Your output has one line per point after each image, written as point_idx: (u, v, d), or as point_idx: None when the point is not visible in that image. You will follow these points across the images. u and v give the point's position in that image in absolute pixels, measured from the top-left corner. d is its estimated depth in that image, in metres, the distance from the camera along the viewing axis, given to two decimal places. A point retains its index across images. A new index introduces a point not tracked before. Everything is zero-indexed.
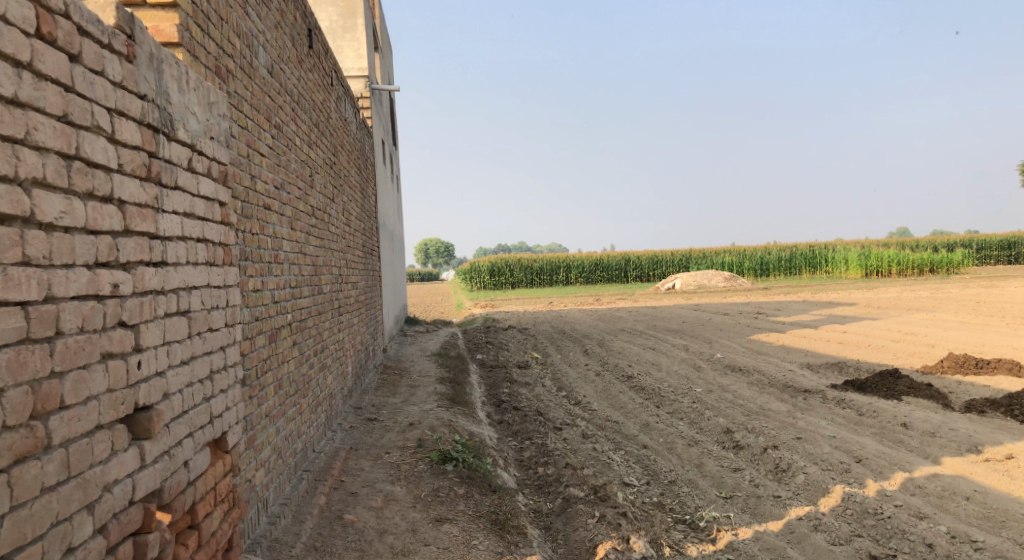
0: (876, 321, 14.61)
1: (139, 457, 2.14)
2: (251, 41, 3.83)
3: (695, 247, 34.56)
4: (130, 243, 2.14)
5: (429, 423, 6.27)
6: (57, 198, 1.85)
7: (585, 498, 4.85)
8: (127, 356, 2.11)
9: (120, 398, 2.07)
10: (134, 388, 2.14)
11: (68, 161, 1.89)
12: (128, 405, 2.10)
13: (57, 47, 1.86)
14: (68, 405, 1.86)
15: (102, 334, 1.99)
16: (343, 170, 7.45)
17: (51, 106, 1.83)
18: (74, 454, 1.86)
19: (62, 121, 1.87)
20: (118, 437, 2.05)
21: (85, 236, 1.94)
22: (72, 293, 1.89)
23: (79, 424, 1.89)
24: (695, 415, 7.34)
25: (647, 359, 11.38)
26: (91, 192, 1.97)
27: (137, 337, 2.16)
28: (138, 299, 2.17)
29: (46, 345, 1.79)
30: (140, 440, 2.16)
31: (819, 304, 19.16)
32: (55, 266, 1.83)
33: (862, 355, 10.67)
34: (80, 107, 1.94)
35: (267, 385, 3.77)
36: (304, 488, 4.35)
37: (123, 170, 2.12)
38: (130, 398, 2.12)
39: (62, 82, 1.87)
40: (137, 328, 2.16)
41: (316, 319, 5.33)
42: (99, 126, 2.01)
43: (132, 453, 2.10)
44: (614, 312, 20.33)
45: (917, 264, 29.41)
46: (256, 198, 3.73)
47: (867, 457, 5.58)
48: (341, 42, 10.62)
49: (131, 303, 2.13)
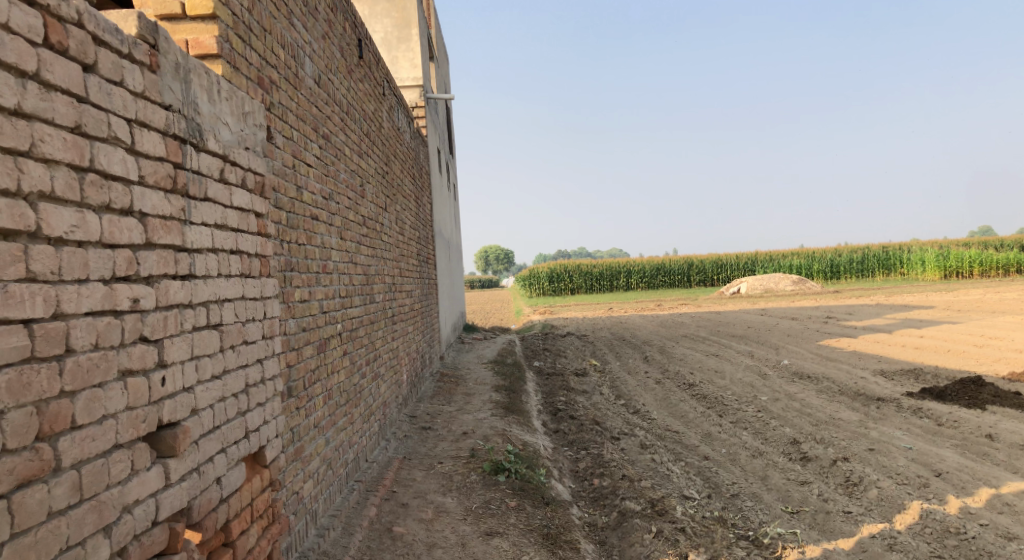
0: (957, 325, 13.75)
1: (163, 476, 2.14)
2: (297, 52, 3.86)
3: (760, 250, 33.53)
4: (152, 256, 2.15)
5: (482, 432, 6.20)
6: (68, 213, 1.85)
7: (641, 512, 4.67)
8: (149, 372, 2.11)
9: (141, 416, 2.07)
10: (158, 405, 2.14)
11: (81, 173, 1.90)
12: (150, 423, 2.10)
13: (69, 57, 1.87)
14: (81, 425, 1.85)
15: (120, 351, 2.00)
16: (396, 179, 7.51)
17: (61, 117, 1.85)
18: (87, 476, 1.85)
19: (74, 132, 1.88)
20: (140, 456, 2.05)
21: (100, 250, 1.95)
22: (85, 309, 1.89)
23: (92, 444, 1.89)
24: (760, 425, 7.03)
25: (709, 366, 11.02)
26: (107, 205, 1.98)
27: (160, 352, 2.16)
28: (161, 314, 2.17)
29: (54, 364, 1.79)
30: (164, 458, 2.16)
31: (895, 307, 18.22)
32: (66, 282, 1.84)
33: (943, 361, 10.04)
34: (95, 118, 1.95)
35: (316, 395, 3.78)
36: (355, 499, 4.35)
37: (144, 182, 2.14)
38: (153, 415, 2.12)
39: (74, 93, 1.88)
40: (160, 343, 2.17)
41: (368, 328, 5.36)
42: (117, 137, 2.03)
43: (155, 472, 2.10)
44: (676, 318, 19.85)
45: (1002, 265, 27.72)
46: (303, 208, 3.75)
47: (948, 472, 5.18)
48: (396, 52, 10.75)
49: (153, 318, 2.14)
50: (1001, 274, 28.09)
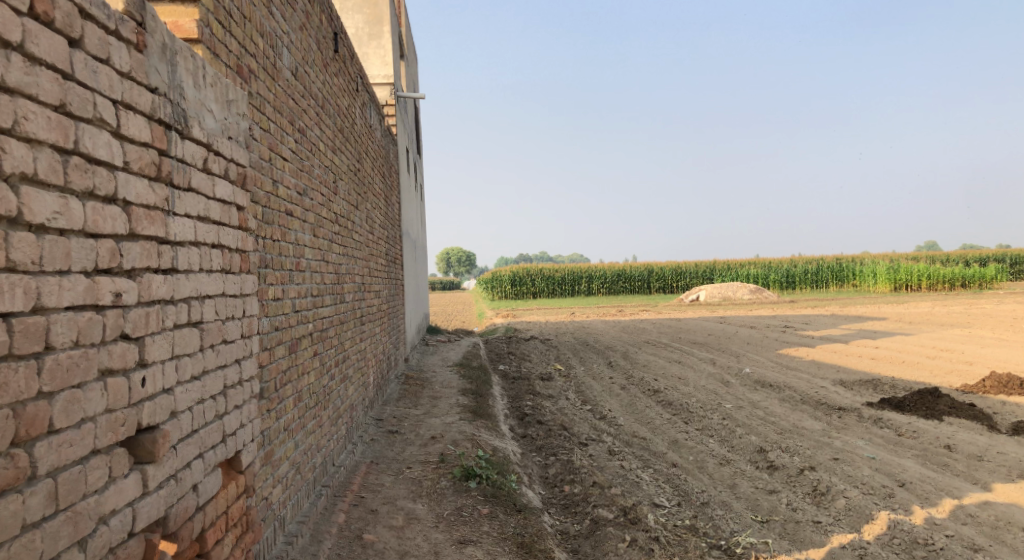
0: (909, 337, 14.15)
1: (141, 484, 2.00)
2: (275, 42, 3.71)
3: (719, 259, 34.11)
4: (135, 248, 2.01)
5: (451, 437, 6.09)
6: (50, 198, 1.71)
7: (614, 520, 4.65)
8: (129, 372, 1.97)
9: (121, 419, 1.93)
10: (137, 407, 2.00)
11: (65, 156, 1.76)
12: (129, 427, 1.96)
13: (55, 29, 1.73)
14: (59, 430, 1.71)
15: (100, 349, 1.85)
16: (367, 177, 7.36)
17: (46, 94, 1.70)
18: (64, 484, 1.71)
19: (58, 111, 1.74)
20: (118, 462, 1.92)
21: (83, 240, 1.81)
22: (66, 303, 1.75)
23: (70, 450, 1.74)
24: (726, 432, 7.08)
25: (672, 373, 11.10)
26: (91, 191, 1.84)
27: (141, 350, 2.02)
28: (143, 310, 2.03)
29: (33, 362, 1.64)
30: (143, 464, 2.02)
31: (849, 318, 18.71)
32: (46, 273, 1.69)
33: (898, 372, 10.31)
34: (80, 97, 1.81)
35: (286, 397, 3.63)
36: (322, 505, 4.21)
37: (128, 168, 2.00)
38: (132, 419, 1.98)
39: (59, 69, 1.74)
40: (141, 341, 2.03)
41: (338, 329, 5.21)
42: (102, 119, 1.88)
43: (133, 480, 1.96)
44: (638, 324, 20.00)
45: (948, 279, 28.74)
46: (278, 203, 3.60)
47: (911, 482, 5.28)
48: (367, 49, 10.58)
49: (135, 314, 2.00)
50: (948, 288, 29.13)
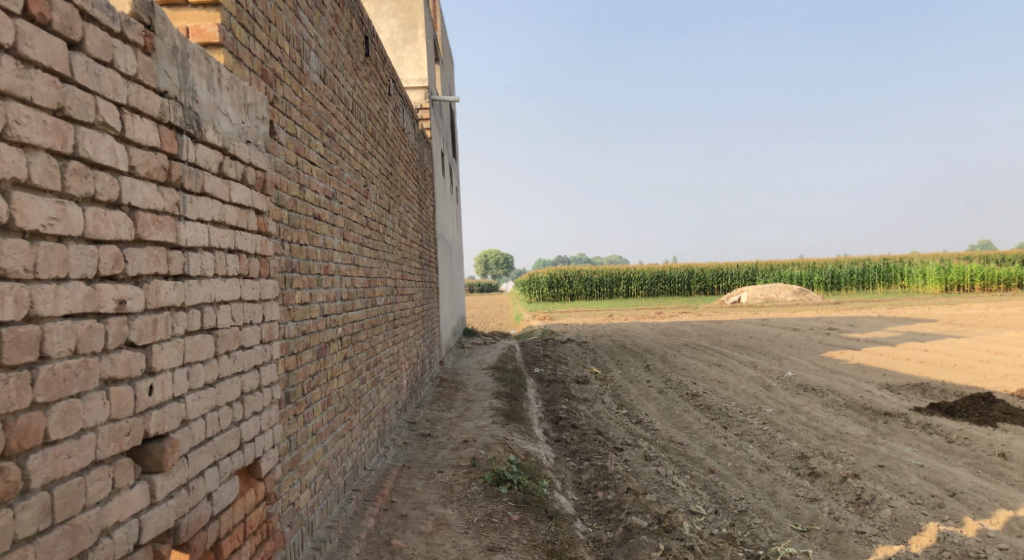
0: (962, 339, 13.60)
1: (148, 494, 2.02)
2: (302, 46, 3.73)
3: (760, 260, 33.41)
4: (142, 254, 2.03)
5: (483, 441, 6.05)
6: (46, 204, 1.72)
7: (648, 528, 4.54)
8: (135, 381, 1.99)
9: (125, 428, 1.95)
10: (144, 416, 2.02)
11: (63, 160, 1.77)
12: (135, 436, 1.98)
13: (51, 31, 1.74)
14: (54, 441, 1.71)
15: (102, 357, 1.87)
16: (400, 181, 7.39)
17: (41, 98, 1.71)
18: (60, 497, 1.71)
19: (56, 114, 1.75)
20: (122, 472, 1.93)
21: (83, 246, 1.82)
22: (63, 311, 1.76)
23: (68, 461, 1.75)
24: (766, 438, 6.88)
25: (712, 376, 10.87)
26: (92, 196, 1.86)
27: (148, 358, 2.05)
28: (149, 317, 2.06)
29: (26, 373, 1.64)
30: (150, 474, 2.04)
31: (898, 320, 18.10)
32: (41, 281, 1.70)
33: (949, 375, 9.90)
34: (79, 100, 1.82)
35: (315, 402, 3.63)
36: (353, 510, 4.21)
37: (135, 172, 2.02)
38: (138, 428, 2.00)
39: (56, 71, 1.75)
40: (148, 348, 2.05)
41: (369, 332, 5.23)
42: (105, 123, 1.90)
43: (139, 489, 1.98)
44: (676, 326, 19.70)
45: (1003, 279, 27.59)
46: (306, 207, 3.62)
47: (962, 492, 5.04)
48: (401, 53, 10.64)
49: (141, 321, 2.02)
50: (1003, 289, 27.97)
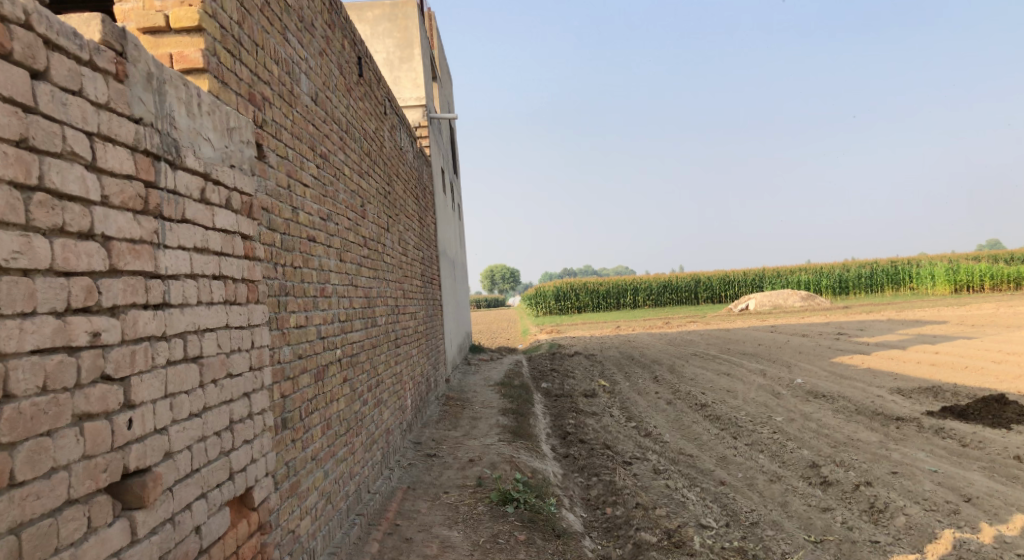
0: (972, 340, 13.44)
1: (128, 531, 1.99)
2: (292, 69, 3.73)
3: (766, 266, 33.27)
4: (117, 284, 2.01)
5: (490, 459, 5.99)
6: (10, 237, 1.70)
7: (658, 545, 4.47)
8: (113, 415, 1.97)
9: (102, 464, 1.92)
10: (123, 450, 1.99)
11: (27, 192, 1.76)
12: (112, 472, 1.95)
13: (14, 61, 1.73)
14: (22, 483, 1.68)
15: (74, 393, 1.84)
16: (399, 199, 7.38)
17: (3, 129, 1.69)
18: (29, 540, 1.68)
19: (19, 146, 1.74)
20: (99, 510, 1.90)
21: (51, 279, 1.80)
22: (29, 347, 1.73)
23: (38, 502, 1.72)
24: (776, 447, 6.79)
25: (721, 386, 10.76)
26: (60, 227, 1.84)
27: (126, 391, 2.02)
28: (127, 348, 2.03)
29: None
30: (131, 510, 2.01)
31: (907, 322, 17.93)
32: (5, 317, 1.67)
33: (962, 377, 9.77)
34: (45, 130, 1.80)
35: (314, 426, 3.59)
36: (357, 535, 4.15)
37: (108, 202, 2.00)
38: (117, 463, 1.97)
39: (19, 102, 1.74)
40: (127, 381, 2.02)
41: (370, 353, 5.19)
42: (74, 152, 1.89)
43: (118, 527, 1.95)
44: (684, 335, 19.57)
45: (1013, 278, 27.35)
46: (299, 230, 3.60)
47: (978, 497, 4.93)
48: (398, 72, 10.67)
49: (117, 354, 1.99)
50: (1013, 287, 27.72)
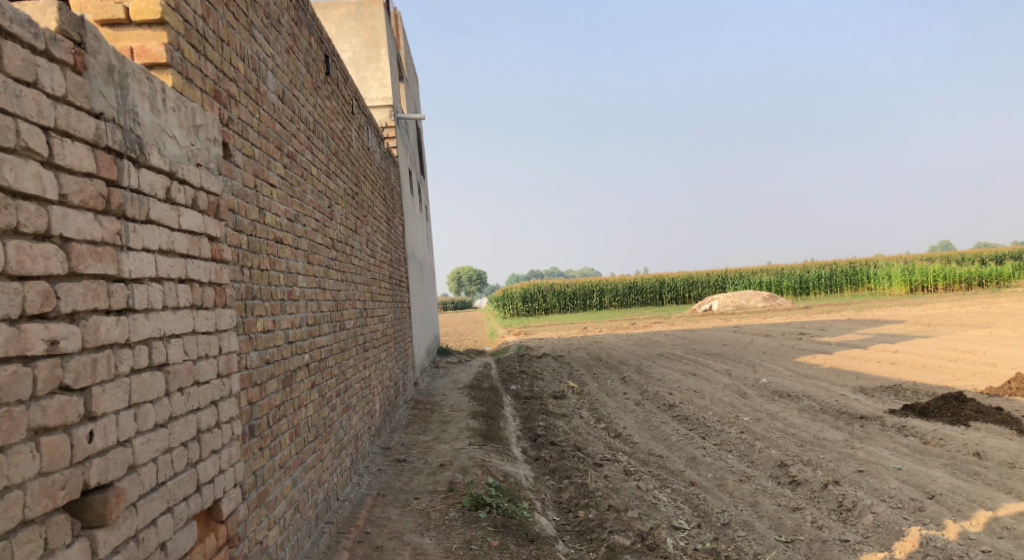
0: (928, 340, 13.82)
1: (89, 551, 1.88)
2: (258, 65, 3.62)
3: (730, 268, 33.79)
4: (76, 288, 1.90)
5: (461, 463, 5.91)
6: None
7: (631, 548, 4.46)
8: (71, 428, 1.86)
9: (60, 482, 1.81)
10: (84, 465, 1.89)
11: None
12: (71, 489, 1.84)
13: None
14: None
15: (29, 405, 1.74)
16: (366, 200, 7.25)
17: None
18: None
19: None
20: (56, 529, 1.80)
21: (4, 284, 1.69)
22: None
23: None
24: (745, 447, 6.85)
25: (688, 386, 10.86)
26: (15, 228, 1.73)
27: (87, 402, 1.91)
28: (87, 356, 1.93)
29: None
30: (91, 529, 1.90)
31: (866, 322, 18.35)
32: None
33: (920, 376, 10.02)
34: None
35: (281, 433, 3.48)
36: (326, 544, 4.05)
37: (67, 202, 1.90)
38: (76, 479, 1.86)
39: None
40: (88, 392, 1.92)
41: (338, 357, 5.07)
42: (29, 148, 1.78)
43: (77, 548, 1.85)
44: (650, 336, 19.73)
45: (965, 279, 28.24)
46: (266, 231, 3.48)
47: (941, 494, 5.04)
48: (365, 72, 10.52)
49: (77, 362, 1.89)
50: (965, 288, 28.64)
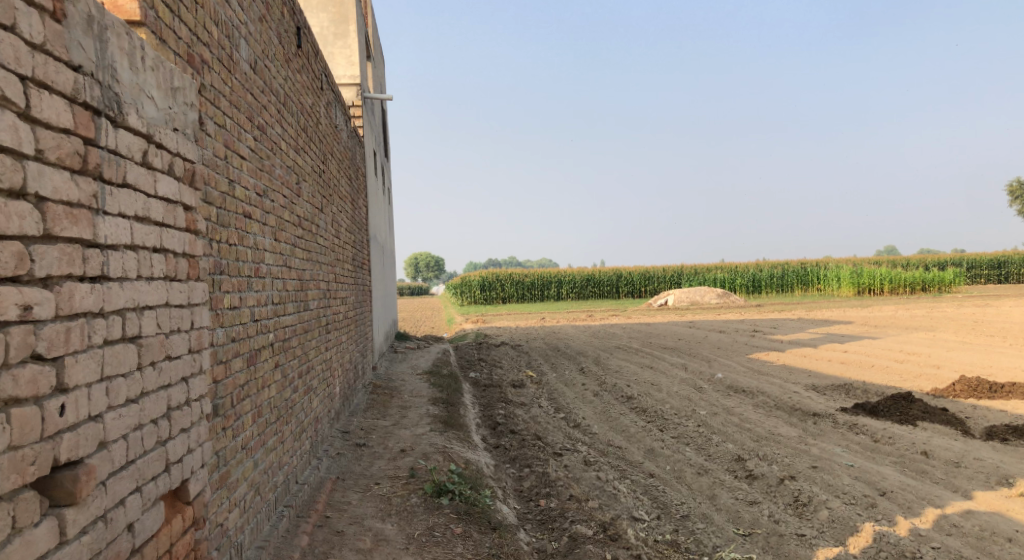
0: (875, 340, 14.28)
1: (57, 531, 1.77)
2: (231, 32, 3.45)
3: (686, 264, 34.33)
4: (51, 252, 1.78)
5: (422, 450, 5.84)
6: None
7: (594, 538, 4.48)
8: (42, 401, 1.74)
9: (30, 457, 1.70)
10: (53, 441, 1.77)
11: None
12: (41, 466, 1.73)
13: None
14: None
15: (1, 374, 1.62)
16: (332, 179, 7.07)
17: None
18: None
19: None
20: (25, 507, 1.68)
21: None
22: None
23: None
24: (702, 440, 6.96)
25: (645, 379, 10.98)
26: None
27: (59, 373, 1.80)
28: (60, 325, 1.81)
29: None
30: (60, 508, 1.79)
31: (817, 322, 18.86)
32: None
33: (869, 376, 10.35)
34: None
35: (245, 413, 3.36)
36: (285, 528, 3.94)
37: (42, 157, 1.77)
38: (46, 455, 1.75)
39: None
40: (60, 362, 1.80)
41: (301, 338, 4.93)
42: (4, 98, 1.66)
43: (45, 527, 1.74)
44: (608, 328, 19.90)
45: (909, 284, 29.32)
46: (235, 205, 3.34)
47: (892, 491, 5.21)
48: (332, 48, 10.25)
49: (50, 331, 1.77)
50: (909, 292, 29.73)
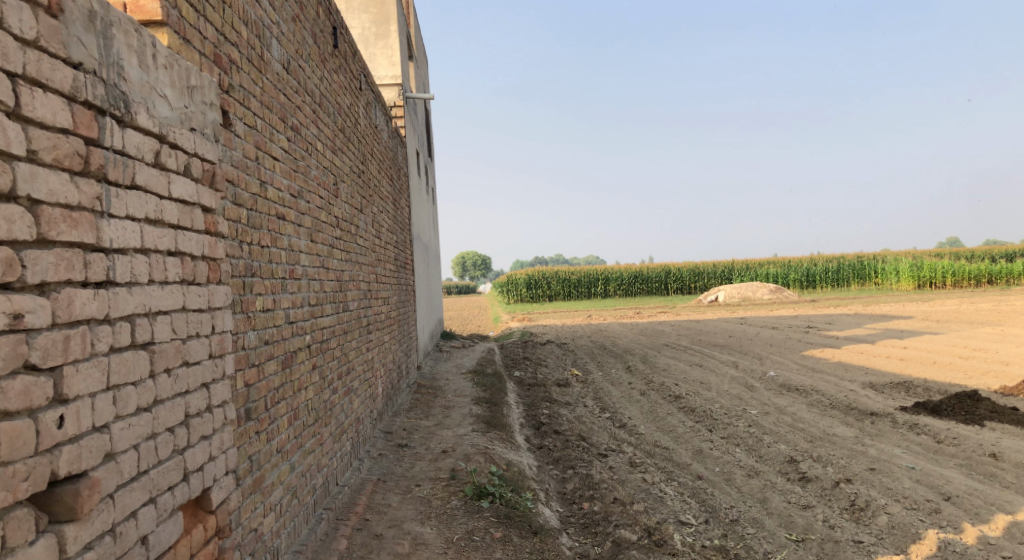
0: (938, 336, 13.62)
1: (56, 548, 1.75)
2: (262, 33, 3.44)
3: (736, 259, 33.53)
4: (46, 258, 1.76)
5: (463, 450, 5.79)
6: None
7: (638, 543, 4.33)
8: (37, 413, 1.72)
9: (22, 472, 1.67)
10: (51, 454, 1.75)
11: None
12: (35, 482, 1.70)
13: None
14: None
15: None
16: (373, 179, 7.08)
17: None
18: None
19: None
20: (18, 524, 1.66)
21: None
22: None
23: None
24: (753, 441, 6.71)
25: (694, 377, 10.70)
26: None
27: (57, 384, 1.78)
28: (57, 333, 1.78)
29: None
30: (60, 524, 1.78)
31: (875, 317, 18.12)
32: None
33: (933, 373, 9.84)
34: None
35: (279, 417, 3.34)
36: (323, 531, 3.93)
37: (36, 158, 1.75)
38: (42, 469, 1.72)
39: None
40: (57, 372, 1.78)
41: (340, 339, 4.92)
42: None
43: (41, 544, 1.72)
44: (655, 325, 19.54)
45: (975, 276, 27.94)
46: (267, 206, 3.33)
47: (957, 495, 4.90)
48: (374, 49, 10.30)
49: (45, 340, 1.74)
50: (975, 285, 28.33)
